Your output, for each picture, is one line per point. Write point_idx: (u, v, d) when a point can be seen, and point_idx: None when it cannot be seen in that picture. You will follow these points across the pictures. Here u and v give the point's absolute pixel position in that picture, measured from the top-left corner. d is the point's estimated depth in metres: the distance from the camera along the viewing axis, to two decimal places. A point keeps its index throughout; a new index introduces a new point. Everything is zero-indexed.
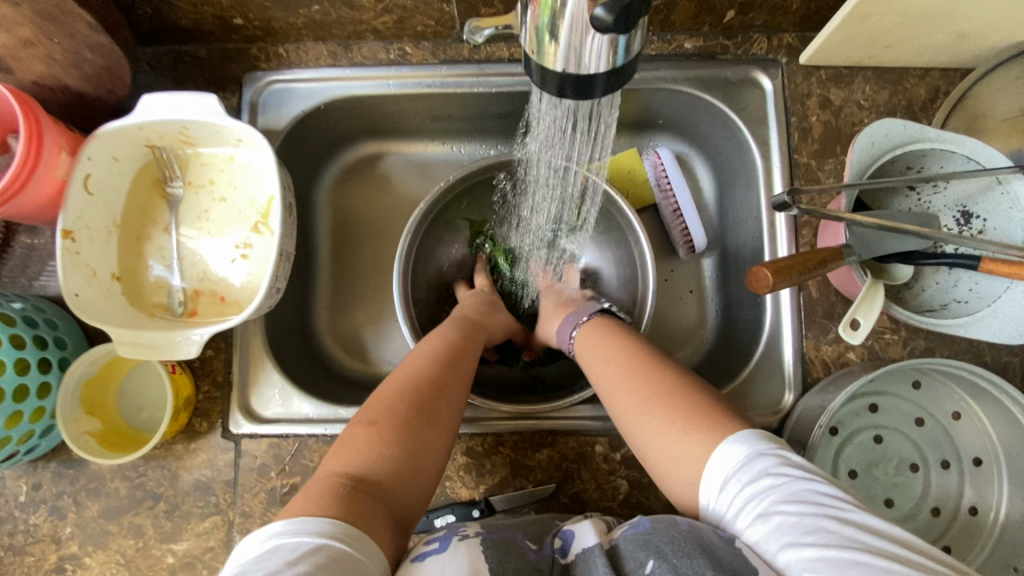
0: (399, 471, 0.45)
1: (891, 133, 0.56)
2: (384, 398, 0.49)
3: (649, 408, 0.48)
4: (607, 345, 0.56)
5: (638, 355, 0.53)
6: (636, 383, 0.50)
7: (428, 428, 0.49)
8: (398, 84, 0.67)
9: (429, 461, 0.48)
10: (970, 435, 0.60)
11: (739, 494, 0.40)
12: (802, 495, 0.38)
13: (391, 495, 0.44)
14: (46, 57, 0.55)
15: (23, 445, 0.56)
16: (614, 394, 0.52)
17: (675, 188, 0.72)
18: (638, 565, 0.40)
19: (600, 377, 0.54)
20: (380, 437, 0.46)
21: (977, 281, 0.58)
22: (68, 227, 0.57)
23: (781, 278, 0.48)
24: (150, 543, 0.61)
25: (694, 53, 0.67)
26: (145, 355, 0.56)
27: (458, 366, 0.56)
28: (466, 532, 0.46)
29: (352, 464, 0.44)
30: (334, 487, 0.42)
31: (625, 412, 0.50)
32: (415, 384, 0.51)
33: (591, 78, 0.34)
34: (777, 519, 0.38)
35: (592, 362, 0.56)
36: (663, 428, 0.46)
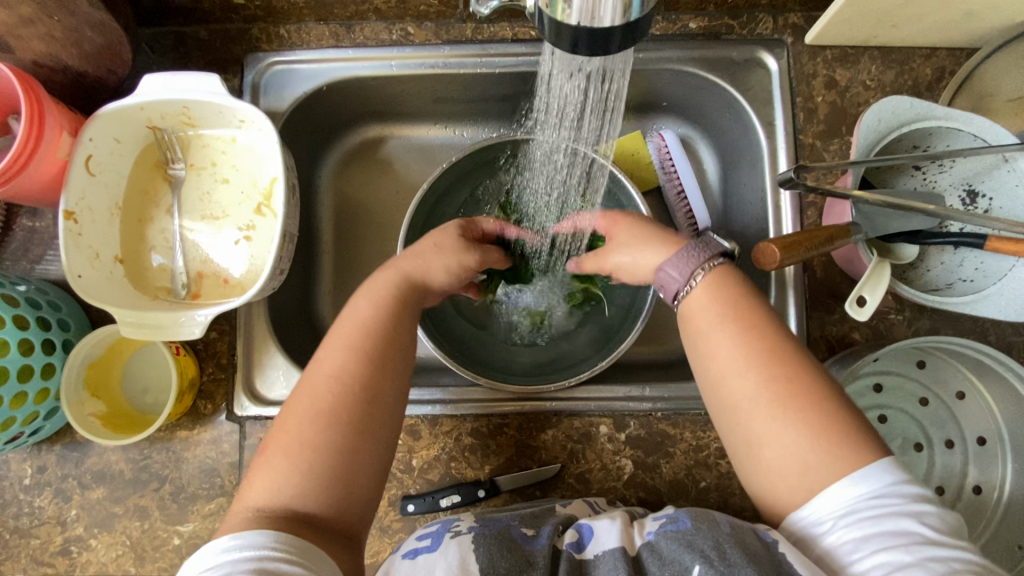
0: (324, 491, 0.43)
1: (898, 111, 0.56)
2: (295, 411, 0.46)
3: (787, 408, 0.42)
4: (733, 315, 0.47)
5: (764, 339, 0.45)
6: (766, 376, 0.43)
7: (348, 440, 0.45)
8: (400, 65, 0.67)
9: (357, 470, 0.45)
10: (974, 415, 0.60)
11: (861, 496, 0.39)
12: (919, 513, 0.38)
13: (314, 519, 0.42)
14: (46, 35, 0.54)
15: (27, 427, 0.56)
16: (731, 381, 0.45)
17: (680, 169, 0.72)
18: (682, 568, 0.41)
19: (720, 357, 0.46)
20: (288, 462, 0.44)
21: (983, 260, 0.58)
22: (71, 207, 0.57)
23: (789, 255, 0.48)
24: (156, 525, 0.61)
25: (699, 33, 0.66)
26: (148, 335, 0.55)
27: (389, 355, 0.49)
28: (459, 528, 0.48)
29: (271, 496, 0.43)
30: (245, 523, 0.42)
31: (747, 401, 0.44)
32: (325, 391, 0.46)
33: (605, 32, 0.34)
34: (890, 524, 0.37)
35: (705, 331, 0.47)
36: (798, 436, 0.41)
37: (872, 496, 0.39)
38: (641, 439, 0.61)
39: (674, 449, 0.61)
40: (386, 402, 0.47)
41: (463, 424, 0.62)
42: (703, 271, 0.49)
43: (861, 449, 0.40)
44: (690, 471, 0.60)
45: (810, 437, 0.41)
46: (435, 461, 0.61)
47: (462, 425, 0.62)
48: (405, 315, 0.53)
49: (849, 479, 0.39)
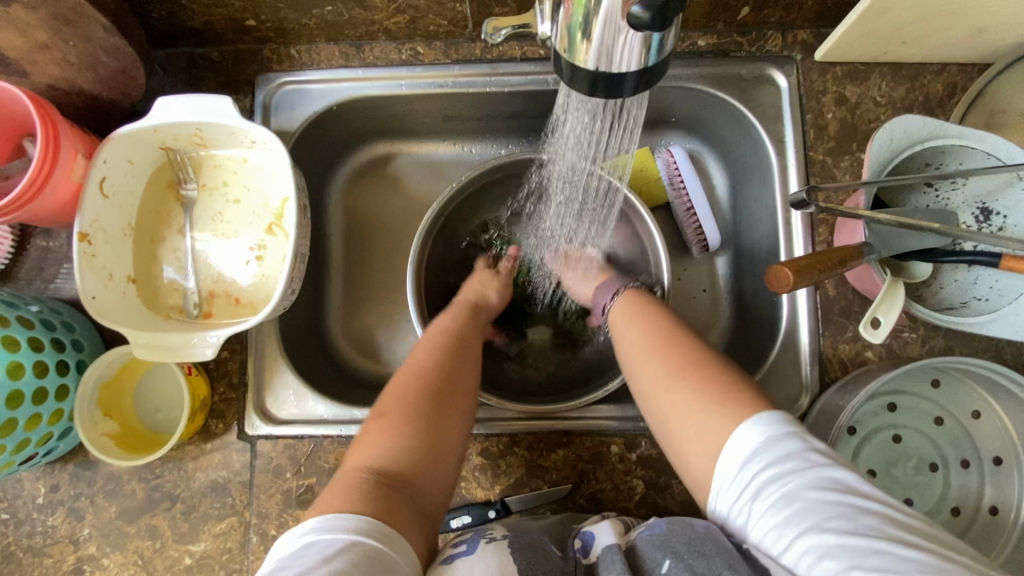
0: (419, 461, 0.47)
1: (909, 130, 0.55)
2: (395, 386, 0.52)
3: (683, 377, 0.47)
4: (644, 318, 0.55)
5: (671, 332, 0.52)
6: (666, 358, 0.50)
7: (436, 415, 0.50)
8: (411, 84, 0.67)
9: (444, 449, 0.49)
10: (990, 434, 0.60)
11: (762, 476, 0.41)
12: (822, 481, 0.39)
13: (408, 485, 0.45)
14: (61, 60, 0.54)
15: (42, 447, 0.56)
16: (643, 368, 0.51)
17: (689, 186, 0.72)
18: (654, 564, 0.42)
19: (635, 352, 0.53)
20: (393, 429, 0.48)
21: (998, 278, 0.57)
22: (85, 229, 0.57)
23: (802, 277, 0.47)
24: (168, 544, 0.61)
25: (708, 51, 0.66)
26: (161, 356, 0.56)
27: (467, 351, 0.57)
28: (494, 535, 0.47)
29: (370, 461, 0.46)
30: (359, 483, 0.44)
31: (651, 384, 0.50)
32: (419, 372, 0.53)
33: (621, 76, 0.34)
34: (800, 503, 0.38)
35: (624, 333, 0.55)
36: (692, 401, 0.46)
37: (773, 475, 0.40)
38: (653, 458, 0.61)
39: None
40: (467, 389, 0.53)
41: (473, 444, 0.62)
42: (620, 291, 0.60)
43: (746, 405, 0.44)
44: None
45: (702, 399, 0.45)
46: None
47: (472, 444, 0.62)
48: (478, 321, 0.63)
49: (752, 449, 0.42)
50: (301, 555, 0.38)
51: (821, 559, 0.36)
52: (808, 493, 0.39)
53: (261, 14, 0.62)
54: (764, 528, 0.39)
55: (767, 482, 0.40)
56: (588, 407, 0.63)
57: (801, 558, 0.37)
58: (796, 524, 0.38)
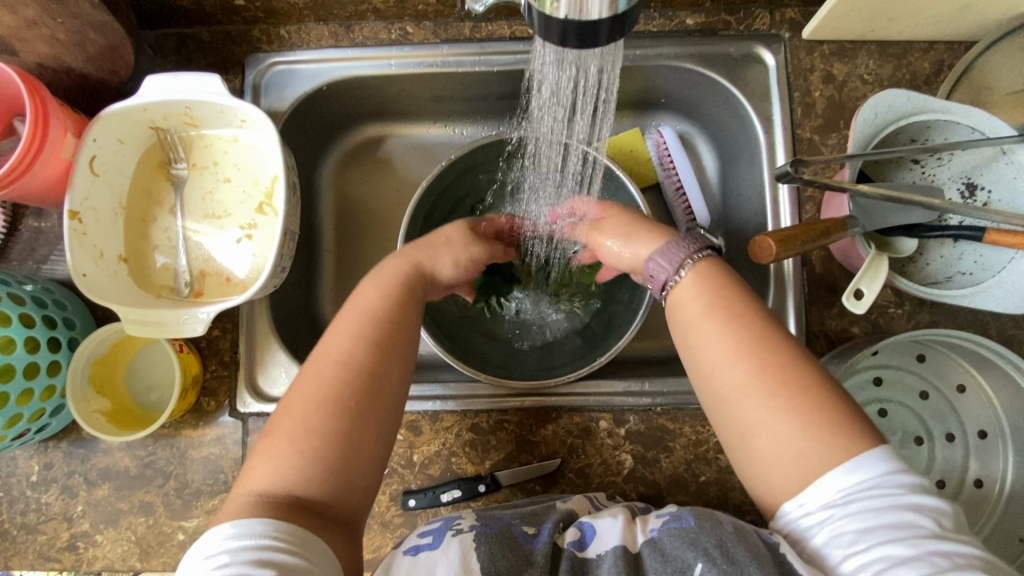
0: (324, 478, 0.44)
1: (895, 104, 0.56)
2: (296, 396, 0.46)
3: (773, 396, 0.43)
4: (727, 312, 0.47)
5: (754, 331, 0.46)
6: (761, 360, 0.44)
7: (347, 429, 0.45)
8: (399, 64, 0.67)
9: (358, 458, 0.45)
10: (974, 408, 0.60)
11: (858, 489, 0.39)
12: (920, 508, 0.38)
13: (308, 507, 0.43)
14: (49, 37, 0.54)
15: (34, 423, 0.56)
16: (719, 370, 0.45)
17: (678, 165, 0.73)
18: (685, 565, 0.41)
19: (711, 349, 0.46)
20: (292, 445, 0.44)
21: (982, 253, 0.58)
22: (75, 207, 0.58)
23: (786, 248, 0.48)
24: (161, 520, 0.62)
25: (695, 30, 0.67)
26: (152, 332, 0.56)
27: (392, 345, 0.50)
28: (461, 526, 0.49)
29: (270, 481, 0.43)
30: (245, 506, 0.42)
31: (731, 388, 0.44)
32: (326, 379, 0.47)
33: (594, 24, 0.34)
34: (892, 519, 0.37)
35: (697, 328, 0.48)
36: (793, 424, 0.42)
37: (870, 491, 0.38)
38: (641, 434, 0.61)
39: (673, 444, 0.61)
40: (387, 391, 0.48)
41: (463, 420, 0.62)
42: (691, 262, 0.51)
43: (854, 438, 0.41)
44: (689, 465, 0.61)
45: (801, 425, 0.41)
46: (436, 456, 0.62)
47: (462, 420, 0.62)
48: (415, 302, 0.55)
49: (844, 465, 0.40)
50: (210, 562, 0.39)
51: (895, 568, 0.35)
52: (903, 513, 0.37)
53: None
54: (839, 528, 0.38)
55: (861, 494, 0.38)
56: (577, 384, 0.64)
57: (872, 564, 0.36)
58: (881, 536, 0.37)
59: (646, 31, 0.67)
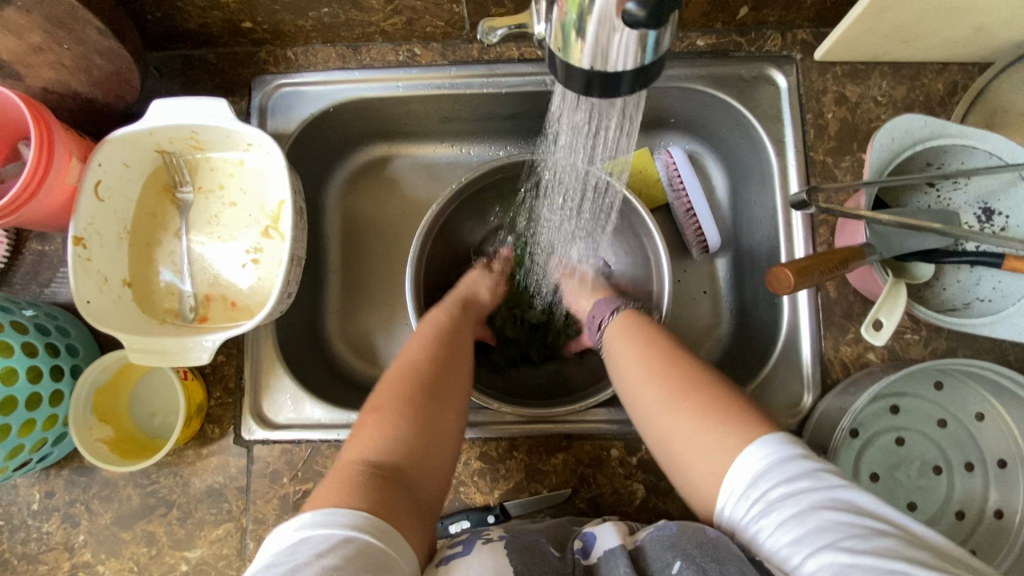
0: (413, 455, 0.46)
1: (911, 129, 0.55)
2: (388, 383, 0.51)
3: (682, 400, 0.47)
4: (636, 340, 0.54)
5: (666, 348, 0.52)
6: (665, 379, 0.49)
7: (435, 413, 0.49)
8: (408, 86, 0.67)
9: (440, 442, 0.49)
10: (994, 436, 0.59)
11: (774, 493, 0.40)
12: (837, 501, 0.39)
13: (404, 478, 0.45)
14: (55, 62, 0.54)
15: (36, 453, 0.55)
16: (640, 387, 0.50)
17: (688, 187, 0.72)
18: (664, 565, 0.41)
19: (631, 367, 0.52)
20: (390, 420, 0.48)
21: (1000, 279, 0.57)
22: (80, 233, 0.57)
23: (802, 278, 0.47)
24: (163, 550, 0.61)
25: (707, 51, 0.66)
26: (156, 361, 0.55)
27: (456, 348, 0.56)
28: (490, 537, 0.48)
29: (367, 452, 0.46)
30: (354, 475, 0.44)
31: (652, 401, 0.49)
32: (414, 369, 0.52)
33: (617, 76, 0.33)
34: (813, 521, 0.38)
35: (618, 353, 0.55)
36: (697, 422, 0.45)
37: (784, 492, 0.40)
38: (653, 462, 0.60)
39: None
40: (462, 387, 0.53)
41: (471, 448, 0.61)
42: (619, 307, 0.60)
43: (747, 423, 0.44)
44: None
45: (711, 421, 0.45)
46: None
47: (471, 449, 0.61)
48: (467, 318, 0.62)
49: (747, 456, 0.42)
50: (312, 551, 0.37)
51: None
52: (819, 512, 0.38)
53: (257, 16, 0.61)
54: (774, 544, 0.39)
55: (779, 499, 0.40)
56: (587, 410, 0.63)
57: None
58: (809, 543, 0.37)
59: None
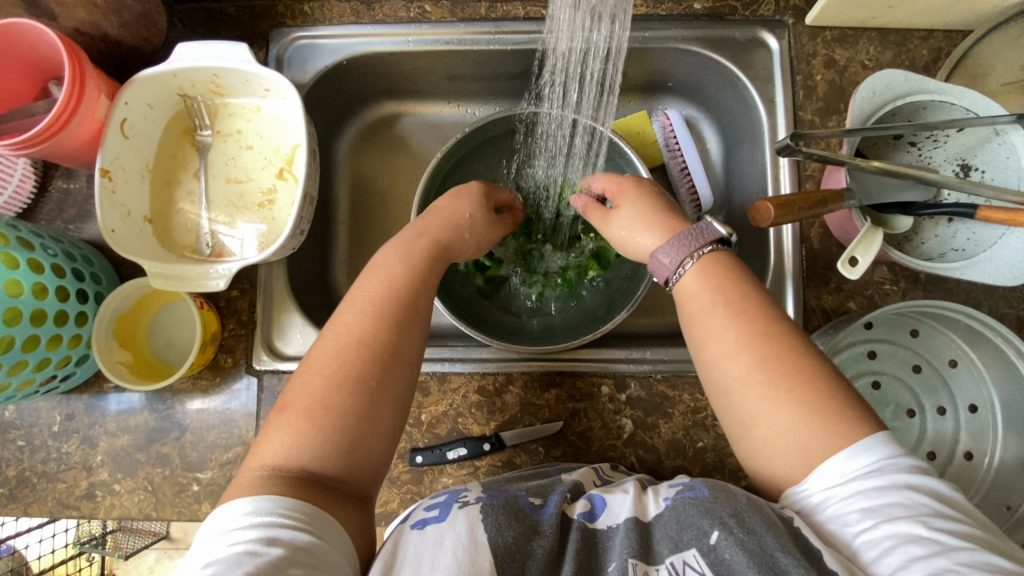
0: (339, 456, 0.46)
1: (892, 83, 0.58)
2: (314, 372, 0.49)
3: (783, 389, 0.45)
4: (730, 304, 0.50)
5: (761, 324, 0.48)
6: (759, 354, 0.47)
7: (361, 409, 0.48)
8: (417, 41, 0.70)
9: (372, 436, 0.48)
10: (966, 382, 0.62)
11: (860, 471, 0.41)
12: (919, 485, 0.40)
13: (322, 481, 0.46)
14: (88, 2, 0.57)
15: (61, 370, 0.59)
16: (726, 362, 0.48)
17: (683, 148, 0.75)
18: (702, 533, 0.42)
19: (718, 339, 0.49)
20: (306, 424, 0.46)
21: (975, 230, 0.60)
22: (106, 166, 0.60)
23: (783, 213, 0.50)
24: (177, 471, 0.64)
25: (703, 14, 0.69)
26: (176, 286, 0.59)
27: (408, 326, 0.53)
28: (467, 499, 0.49)
29: (277, 457, 0.46)
30: (257, 479, 0.45)
31: (743, 381, 0.47)
32: (342, 359, 0.49)
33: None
34: (894, 497, 0.40)
35: (704, 319, 0.50)
36: (792, 415, 0.44)
37: (872, 471, 0.41)
38: (641, 399, 0.64)
39: (673, 410, 0.63)
40: (396, 378, 0.50)
41: (470, 382, 0.65)
42: (692, 259, 0.53)
43: (855, 428, 0.43)
44: (687, 431, 0.63)
45: (804, 415, 0.44)
46: (443, 416, 0.64)
47: (469, 383, 0.65)
48: (428, 282, 0.57)
49: (850, 451, 0.42)
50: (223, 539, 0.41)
51: (903, 546, 0.38)
52: (902, 490, 0.40)
53: None
54: (844, 507, 0.41)
55: (863, 474, 0.41)
56: (582, 351, 0.66)
57: (881, 541, 0.38)
58: (886, 513, 0.39)
59: (654, 14, 0.70)
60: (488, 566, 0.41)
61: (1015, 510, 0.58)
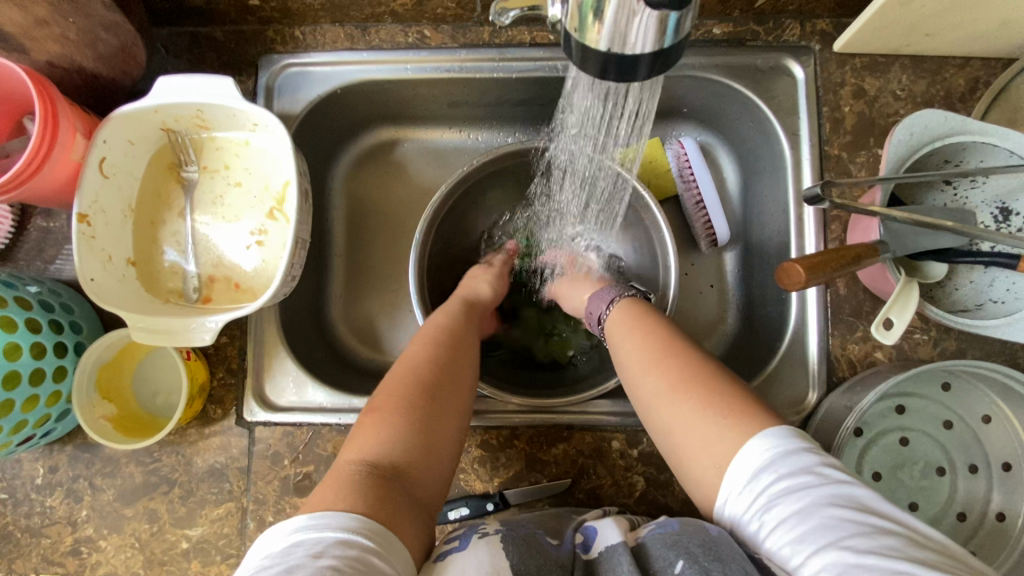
0: (419, 452, 0.45)
1: (930, 125, 0.53)
2: (393, 378, 0.50)
3: (682, 392, 0.46)
4: (642, 326, 0.53)
5: (667, 338, 0.51)
6: (665, 369, 0.48)
7: (437, 411, 0.48)
8: (416, 69, 0.66)
9: (443, 439, 0.48)
10: (999, 439, 0.58)
11: (777, 491, 0.39)
12: (840, 498, 0.38)
13: (407, 479, 0.44)
14: (60, 36, 0.53)
15: (39, 428, 0.55)
16: (640, 378, 0.50)
17: (699, 178, 0.71)
18: (666, 564, 0.40)
19: (634, 357, 0.51)
20: (392, 420, 0.46)
21: (1014, 281, 0.56)
22: (84, 210, 0.57)
23: (814, 275, 0.46)
24: (165, 527, 0.61)
25: (723, 39, 0.64)
26: (160, 341, 0.55)
27: (468, 347, 0.56)
28: (485, 531, 0.46)
29: (365, 451, 0.44)
30: (351, 474, 0.43)
31: (653, 395, 0.48)
32: (418, 366, 0.51)
33: (635, 57, 0.33)
34: (817, 519, 0.37)
35: (619, 345, 0.54)
36: (695, 418, 0.44)
37: (785, 485, 0.39)
38: (653, 455, 0.60)
39: None
40: (461, 394, 0.51)
41: (472, 436, 0.61)
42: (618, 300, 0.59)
43: (756, 420, 0.43)
44: None
45: (701, 410, 0.44)
46: None
47: (472, 437, 0.61)
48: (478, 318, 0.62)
49: (752, 448, 0.41)
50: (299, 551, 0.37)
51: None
52: (823, 507, 0.37)
53: None
54: (778, 538, 0.38)
55: (781, 492, 0.39)
56: (590, 402, 0.62)
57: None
58: (812, 541, 0.36)
59: None
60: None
61: None
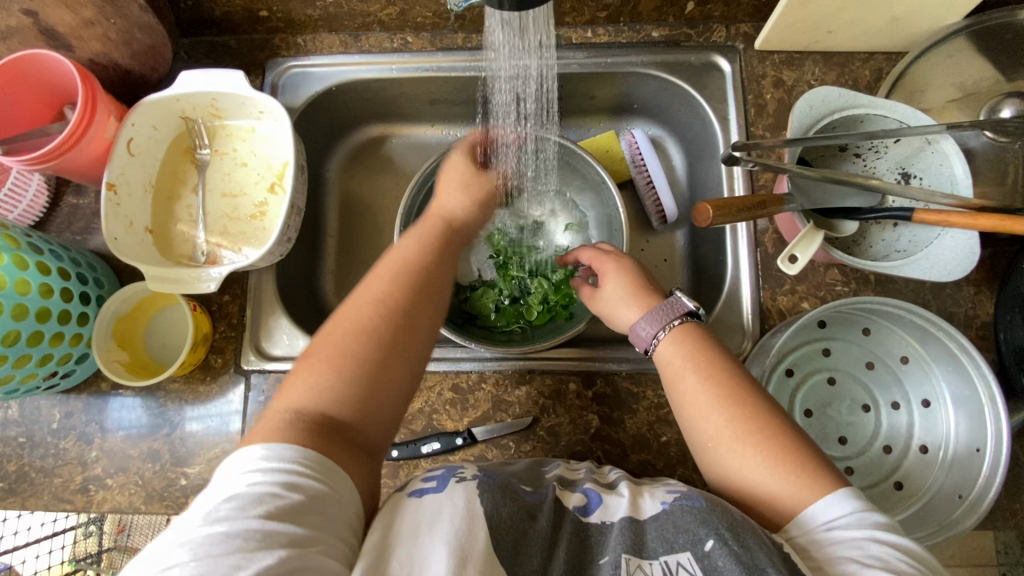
0: (361, 409, 0.48)
1: (828, 99, 0.63)
2: (337, 326, 0.51)
3: (754, 441, 0.48)
4: (705, 365, 0.52)
5: (737, 380, 0.51)
6: (739, 411, 0.49)
7: (379, 361, 0.50)
8: (400, 69, 0.77)
9: (387, 385, 0.50)
10: (917, 376, 0.65)
11: (842, 521, 0.43)
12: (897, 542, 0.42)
13: (341, 431, 0.47)
14: (103, 35, 0.64)
15: (62, 366, 0.63)
16: (707, 415, 0.50)
17: (648, 162, 0.80)
18: (696, 539, 0.43)
19: (702, 392, 0.51)
20: (323, 373, 0.48)
21: (915, 233, 0.64)
22: (112, 180, 0.66)
23: (720, 214, 0.55)
24: (166, 466, 0.67)
25: (661, 41, 0.76)
26: (170, 287, 0.63)
27: (426, 295, 0.54)
28: (463, 475, 0.51)
29: (299, 399, 0.48)
30: (282, 423, 0.46)
31: (714, 433, 0.50)
32: (365, 318, 0.51)
33: None
34: (873, 548, 0.42)
35: (682, 375, 0.53)
36: (766, 465, 0.47)
37: (855, 518, 0.43)
38: (607, 396, 0.67)
39: (637, 406, 0.66)
40: (416, 346, 0.52)
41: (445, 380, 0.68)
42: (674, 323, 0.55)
43: (823, 481, 0.46)
44: (651, 426, 0.66)
45: (772, 462, 0.47)
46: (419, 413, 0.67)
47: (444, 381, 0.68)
48: (446, 258, 0.57)
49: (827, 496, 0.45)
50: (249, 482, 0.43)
51: None
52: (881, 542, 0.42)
53: (273, 6, 0.72)
54: (834, 548, 0.42)
55: (850, 522, 0.43)
56: (552, 351, 0.70)
57: None
58: (867, 559, 0.41)
59: (617, 41, 0.76)
60: (482, 542, 0.42)
61: (966, 498, 0.59)
